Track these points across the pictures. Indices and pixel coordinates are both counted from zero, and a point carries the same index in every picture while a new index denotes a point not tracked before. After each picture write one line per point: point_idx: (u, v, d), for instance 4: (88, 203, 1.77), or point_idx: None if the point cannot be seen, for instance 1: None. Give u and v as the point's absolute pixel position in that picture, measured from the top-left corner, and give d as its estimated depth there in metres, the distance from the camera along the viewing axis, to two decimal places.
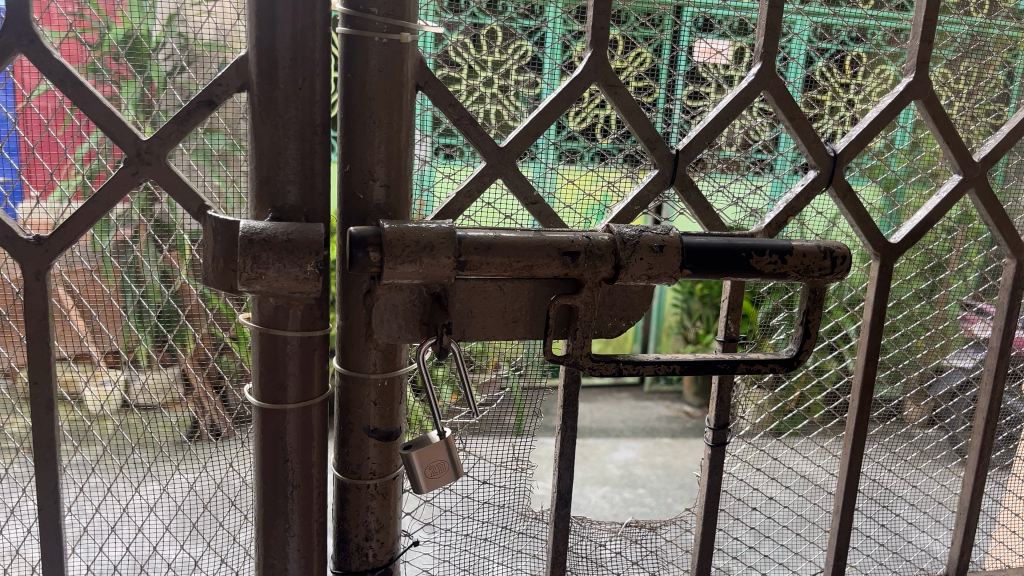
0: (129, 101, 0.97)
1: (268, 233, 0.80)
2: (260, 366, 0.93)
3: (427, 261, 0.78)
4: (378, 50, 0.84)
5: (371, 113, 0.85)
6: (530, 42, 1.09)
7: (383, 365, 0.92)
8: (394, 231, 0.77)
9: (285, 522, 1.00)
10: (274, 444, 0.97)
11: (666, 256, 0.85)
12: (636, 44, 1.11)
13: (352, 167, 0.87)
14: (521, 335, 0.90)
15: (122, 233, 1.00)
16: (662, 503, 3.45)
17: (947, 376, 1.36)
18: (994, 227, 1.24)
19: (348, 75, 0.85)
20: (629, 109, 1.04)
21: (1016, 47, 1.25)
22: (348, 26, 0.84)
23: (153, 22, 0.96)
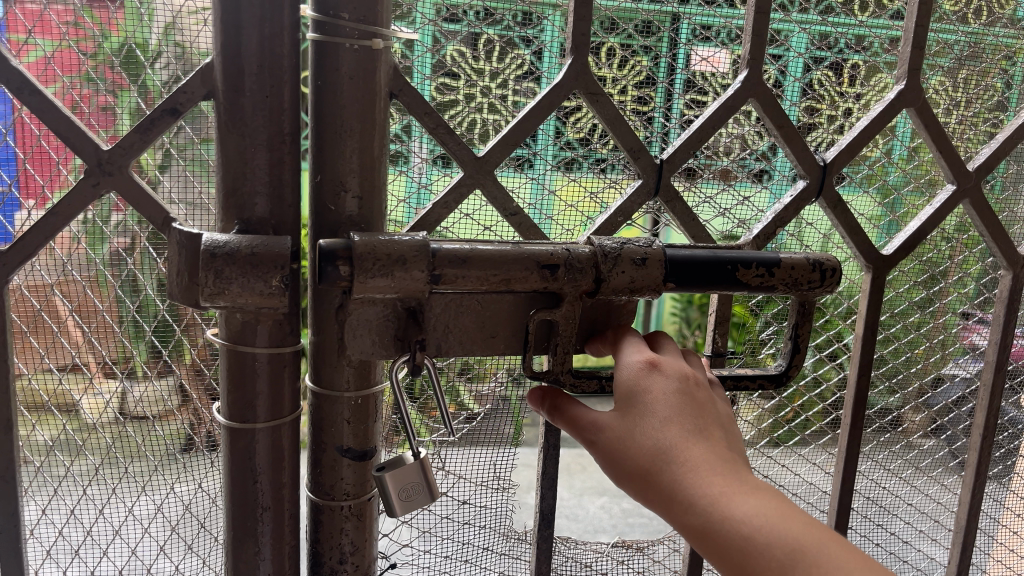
0: (124, 110, 0.97)
1: (231, 246, 0.79)
2: (228, 385, 0.93)
3: (399, 275, 0.77)
4: (349, 57, 0.83)
5: (341, 121, 0.85)
6: (527, 52, 1.09)
7: (357, 382, 0.91)
8: (365, 244, 0.76)
9: (256, 545, 1.00)
10: (244, 465, 0.96)
11: (649, 268, 0.85)
12: (626, 54, 1.11)
13: (323, 177, 0.86)
14: (498, 351, 0.89)
15: (121, 241, 0.99)
16: None
17: (944, 391, 1.36)
18: (989, 237, 1.24)
19: (318, 83, 0.84)
20: (608, 117, 1.04)
21: (1011, 55, 1.25)
22: (317, 33, 0.83)
23: (149, 30, 0.95)
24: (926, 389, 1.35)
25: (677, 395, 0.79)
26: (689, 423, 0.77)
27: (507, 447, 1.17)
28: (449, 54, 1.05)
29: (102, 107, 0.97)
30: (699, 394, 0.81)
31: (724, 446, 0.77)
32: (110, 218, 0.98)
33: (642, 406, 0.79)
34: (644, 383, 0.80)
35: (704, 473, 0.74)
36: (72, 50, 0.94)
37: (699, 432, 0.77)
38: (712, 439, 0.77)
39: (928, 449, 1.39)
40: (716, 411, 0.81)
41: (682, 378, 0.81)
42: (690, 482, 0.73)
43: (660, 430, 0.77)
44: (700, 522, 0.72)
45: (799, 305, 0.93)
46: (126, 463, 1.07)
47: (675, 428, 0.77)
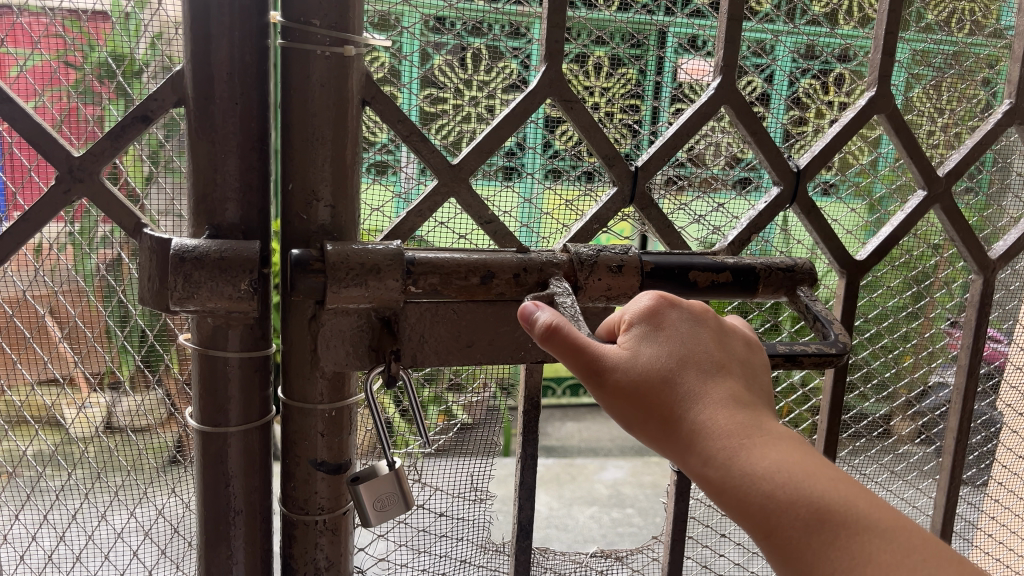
0: (114, 116, 0.97)
1: (201, 250, 0.80)
2: (199, 390, 0.93)
3: (373, 283, 0.77)
4: (321, 63, 0.83)
5: (314, 129, 0.85)
6: (516, 62, 1.09)
7: (330, 395, 0.90)
8: (339, 252, 0.76)
9: (229, 549, 0.99)
10: (217, 469, 0.96)
11: (624, 276, 0.87)
12: (622, 63, 1.12)
13: (296, 185, 0.87)
14: (474, 360, 0.90)
15: (106, 252, 0.99)
16: (650, 523, 3.45)
17: (935, 389, 1.37)
18: (961, 243, 1.24)
19: (289, 89, 0.84)
20: (583, 125, 1.04)
21: (988, 62, 1.26)
22: (288, 40, 0.83)
23: (136, 41, 0.95)
24: (907, 393, 1.36)
25: (692, 332, 0.76)
26: (706, 363, 0.74)
27: (487, 455, 1.15)
28: (437, 66, 1.05)
29: (85, 119, 0.97)
30: (714, 330, 0.78)
31: (742, 388, 0.74)
32: (96, 231, 0.99)
33: (656, 346, 0.75)
34: (660, 317, 0.77)
35: (723, 423, 0.71)
36: (51, 63, 0.94)
37: (716, 372, 0.74)
38: (729, 380, 0.74)
39: (908, 452, 1.39)
40: (732, 348, 0.78)
41: (696, 312, 0.78)
42: (708, 432, 0.71)
43: (677, 372, 0.73)
44: (716, 474, 0.69)
45: (787, 296, 0.93)
46: (127, 472, 1.07)
47: (693, 370, 0.74)
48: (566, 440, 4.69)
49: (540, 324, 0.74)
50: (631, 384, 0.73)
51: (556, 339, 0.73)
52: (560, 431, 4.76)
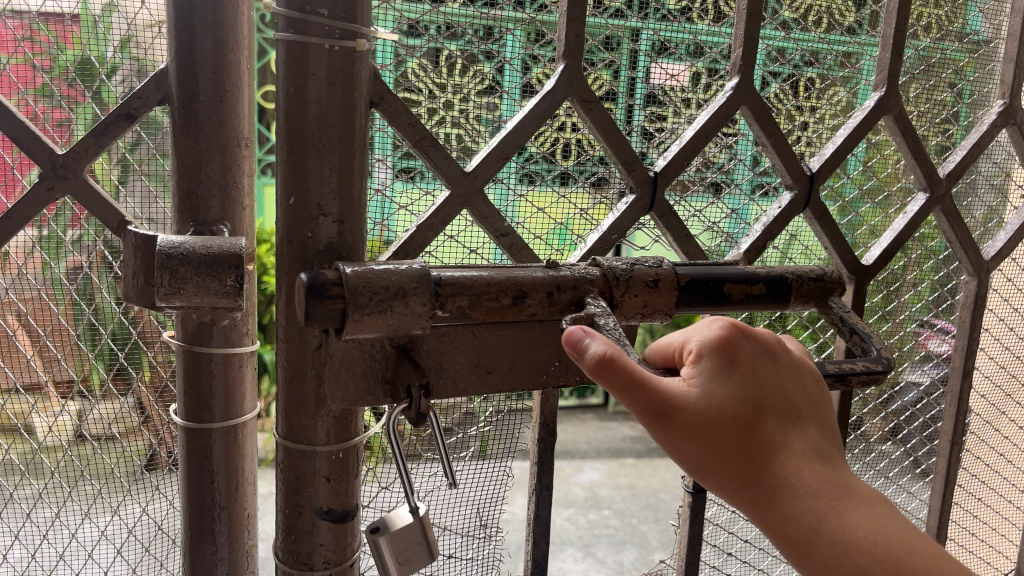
0: (81, 125, 0.96)
1: (185, 247, 0.79)
2: (184, 387, 0.93)
3: (400, 307, 0.73)
4: (325, 59, 0.81)
5: (318, 134, 0.82)
6: (490, 67, 1.10)
7: (336, 435, 0.89)
8: (358, 275, 0.72)
9: (213, 545, 0.98)
10: (200, 469, 0.95)
11: (659, 291, 0.87)
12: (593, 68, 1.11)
13: (297, 197, 0.83)
14: (493, 388, 0.87)
15: (75, 259, 0.98)
16: (626, 524, 3.46)
17: (902, 392, 1.38)
18: (959, 245, 1.28)
19: (291, 89, 0.81)
20: (598, 129, 1.05)
21: (962, 69, 1.29)
22: (291, 31, 0.80)
23: (107, 46, 0.94)
24: (888, 392, 1.38)
25: (768, 373, 0.74)
26: (785, 411, 0.73)
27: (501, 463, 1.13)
28: (410, 68, 1.04)
29: (56, 122, 0.95)
30: (787, 368, 0.76)
31: (818, 434, 0.74)
32: (65, 235, 0.98)
33: (730, 386, 0.72)
34: (738, 355, 0.74)
35: (809, 480, 0.70)
36: (31, 63, 0.93)
37: (794, 420, 0.73)
38: (807, 428, 0.73)
39: (887, 451, 1.40)
40: (800, 385, 0.76)
41: (770, 348, 0.76)
42: (792, 489, 0.70)
43: (761, 422, 0.71)
44: (801, 538, 0.69)
45: (817, 306, 0.94)
46: (95, 481, 1.04)
47: (774, 418, 0.72)
48: None
49: (593, 353, 0.69)
50: (702, 426, 0.70)
51: (610, 372, 0.68)
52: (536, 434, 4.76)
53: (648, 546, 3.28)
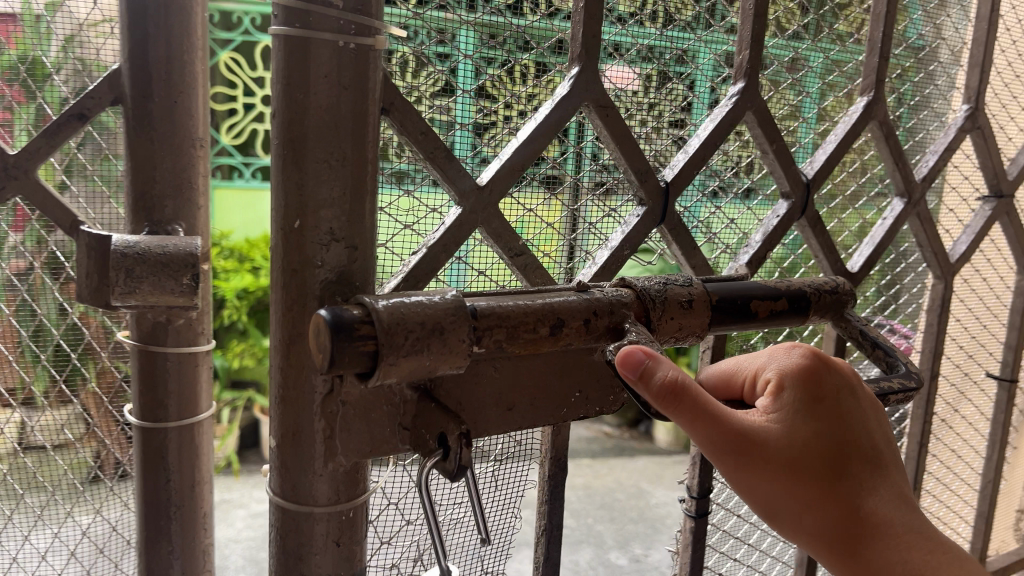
0: (24, 126, 0.93)
1: (141, 247, 0.79)
2: (138, 386, 0.92)
3: (441, 346, 0.67)
4: (330, 55, 0.69)
5: (333, 145, 0.70)
6: (442, 70, 0.99)
7: (341, 492, 0.77)
8: (391, 311, 0.65)
9: (169, 543, 0.96)
10: (155, 465, 0.94)
11: (694, 311, 0.86)
12: (547, 70, 1.06)
13: (308, 219, 0.71)
14: (514, 424, 0.83)
15: (17, 263, 0.96)
16: (583, 524, 3.49)
17: None
18: (932, 254, 1.34)
19: (301, 93, 0.69)
20: (607, 133, 1.01)
21: (903, 75, 1.31)
22: (302, 26, 0.68)
23: (50, 44, 0.93)
24: None
25: (845, 407, 0.77)
26: (861, 446, 0.76)
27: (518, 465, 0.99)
28: None
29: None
30: (860, 402, 0.79)
31: (890, 470, 0.77)
32: (7, 240, 0.95)
33: (810, 422, 0.74)
34: (817, 388, 0.76)
35: (885, 517, 0.74)
36: None
37: (870, 457, 0.76)
38: (880, 466, 0.76)
39: None
40: (872, 420, 0.79)
41: (846, 381, 0.78)
42: (868, 526, 0.73)
43: (838, 457, 0.74)
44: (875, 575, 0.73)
45: (833, 319, 0.98)
46: (46, 488, 1.03)
47: (852, 454, 0.75)
48: None
49: (658, 381, 0.68)
50: (786, 459, 0.72)
51: (681, 401, 0.68)
52: None
53: (605, 545, 3.32)
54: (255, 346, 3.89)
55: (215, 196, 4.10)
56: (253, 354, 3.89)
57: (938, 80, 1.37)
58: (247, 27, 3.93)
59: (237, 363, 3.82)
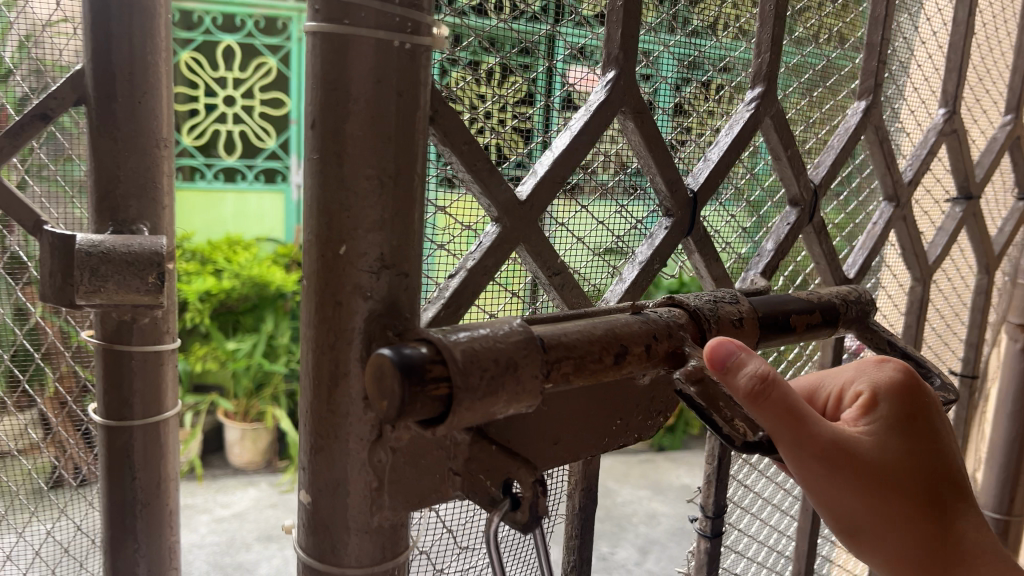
0: None
1: (106, 246, 0.78)
2: (103, 386, 0.91)
3: (521, 384, 0.53)
4: (372, 49, 0.55)
5: (385, 159, 0.57)
6: None
7: (377, 553, 0.62)
8: (466, 349, 0.51)
9: (134, 541, 0.95)
10: (120, 464, 0.93)
11: (745, 330, 0.74)
12: (513, 70, 0.81)
13: (353, 248, 0.57)
14: (560, 460, 0.69)
15: None
16: None
17: None
18: (909, 250, 1.36)
19: (347, 98, 0.56)
20: (642, 142, 0.88)
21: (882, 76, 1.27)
22: (349, 21, 0.55)
23: (6, 45, 0.92)
24: None
25: (938, 429, 0.71)
26: (953, 471, 0.70)
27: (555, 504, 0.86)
28: None
29: None
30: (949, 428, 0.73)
31: (975, 502, 0.71)
32: None
33: (908, 441, 0.68)
34: (910, 405, 0.70)
35: (972, 546, 0.68)
36: None
37: (960, 484, 0.70)
38: (968, 495, 0.71)
39: None
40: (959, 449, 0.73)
41: (935, 403, 0.73)
42: (956, 553, 0.68)
43: (934, 479, 0.68)
44: None
45: (857, 332, 0.88)
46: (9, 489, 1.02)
47: (945, 478, 0.69)
48: None
49: (743, 384, 0.59)
50: (883, 476, 0.65)
51: (770, 403, 0.59)
52: None
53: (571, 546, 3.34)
54: (217, 349, 3.83)
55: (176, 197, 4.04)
56: (215, 357, 3.83)
57: (912, 81, 1.34)
58: (208, 26, 3.89)
59: (199, 366, 3.77)
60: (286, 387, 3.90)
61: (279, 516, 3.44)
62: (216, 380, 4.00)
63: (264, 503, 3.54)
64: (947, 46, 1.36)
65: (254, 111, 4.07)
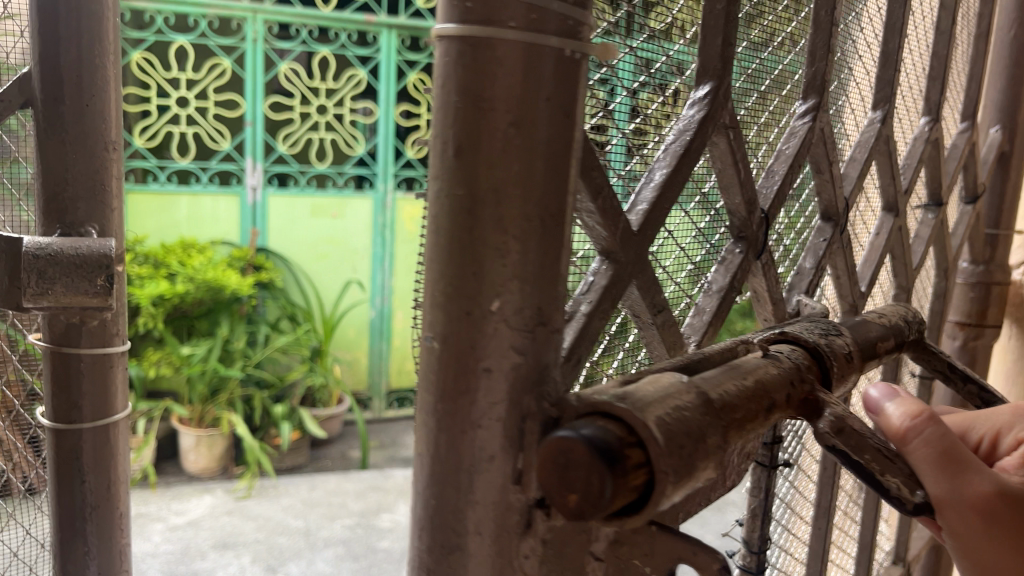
0: None
1: (53, 248, 0.77)
2: (51, 389, 0.89)
3: (712, 458, 0.47)
4: (524, 60, 0.47)
5: (543, 191, 0.49)
6: None
7: None
8: (661, 425, 0.44)
9: (84, 544, 0.93)
10: (69, 468, 0.91)
11: (853, 364, 0.69)
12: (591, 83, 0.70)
13: (506, 301, 0.49)
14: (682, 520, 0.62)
15: None
16: None
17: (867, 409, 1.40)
18: (897, 260, 1.32)
19: (503, 120, 0.47)
20: (729, 161, 0.78)
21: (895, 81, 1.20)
22: (516, 23, 0.46)
23: None
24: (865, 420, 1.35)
25: None
26: None
27: None
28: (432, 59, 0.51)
29: None
30: None
31: None
32: None
33: None
34: None
35: None
36: None
37: None
38: None
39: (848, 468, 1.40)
40: None
41: None
42: None
43: None
44: None
45: (915, 353, 0.84)
46: None
47: None
48: None
49: (894, 423, 0.60)
50: None
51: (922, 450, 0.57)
52: None
53: None
54: (171, 354, 3.75)
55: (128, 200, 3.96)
56: (169, 362, 3.74)
57: (901, 89, 1.33)
58: (160, 25, 3.83)
59: (151, 372, 3.67)
60: (243, 391, 3.88)
61: (236, 522, 3.39)
62: (171, 386, 4.01)
63: (220, 510, 3.48)
64: (932, 56, 1.36)
65: (207, 113, 4.02)
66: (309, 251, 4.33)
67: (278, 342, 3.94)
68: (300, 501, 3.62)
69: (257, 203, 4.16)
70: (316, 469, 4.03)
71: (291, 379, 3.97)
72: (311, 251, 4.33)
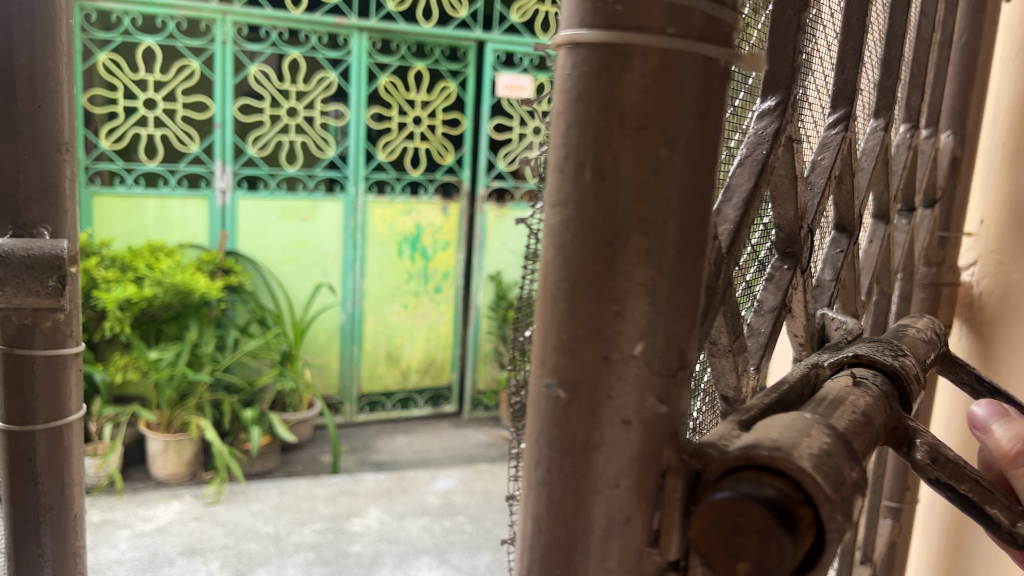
0: None
1: (4, 249, 0.76)
2: (4, 391, 0.89)
3: (859, 475, 0.46)
4: (672, 73, 0.47)
5: (690, 210, 0.49)
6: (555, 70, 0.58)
7: None
8: (828, 474, 0.45)
9: (38, 547, 0.92)
10: (22, 470, 0.90)
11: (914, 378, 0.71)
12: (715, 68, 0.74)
13: (649, 344, 0.49)
14: None
15: None
16: (481, 528, 3.52)
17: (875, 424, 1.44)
18: (881, 267, 1.32)
19: (659, 137, 0.47)
20: (789, 175, 0.72)
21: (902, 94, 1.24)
22: (672, 29, 0.46)
23: None
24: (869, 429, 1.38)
25: None
26: None
27: None
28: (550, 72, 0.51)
29: None
30: None
31: None
32: None
33: None
34: None
35: None
36: None
37: None
38: None
39: None
40: None
41: None
42: None
43: None
44: None
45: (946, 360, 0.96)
46: None
47: None
48: (398, 453, 4.39)
49: (1004, 443, 0.73)
50: None
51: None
52: (390, 442, 4.49)
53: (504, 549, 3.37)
54: (138, 359, 3.71)
55: (94, 203, 3.90)
56: (136, 367, 3.70)
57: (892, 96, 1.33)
58: (126, 26, 3.79)
59: (118, 377, 3.63)
60: (212, 396, 3.84)
61: (205, 528, 3.36)
62: (138, 390, 3.98)
63: (189, 516, 3.45)
64: (910, 64, 1.37)
65: (175, 115, 3.97)
66: (279, 255, 4.29)
67: (247, 346, 3.89)
68: (270, 506, 3.59)
69: (226, 206, 4.12)
70: (286, 474, 4.00)
71: (261, 384, 3.94)
72: (281, 254, 4.29)
